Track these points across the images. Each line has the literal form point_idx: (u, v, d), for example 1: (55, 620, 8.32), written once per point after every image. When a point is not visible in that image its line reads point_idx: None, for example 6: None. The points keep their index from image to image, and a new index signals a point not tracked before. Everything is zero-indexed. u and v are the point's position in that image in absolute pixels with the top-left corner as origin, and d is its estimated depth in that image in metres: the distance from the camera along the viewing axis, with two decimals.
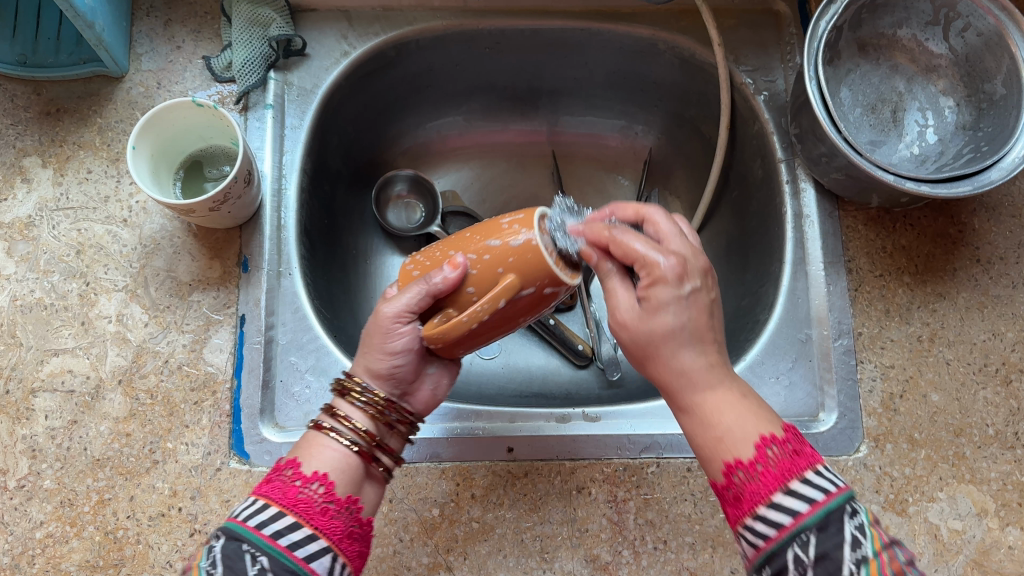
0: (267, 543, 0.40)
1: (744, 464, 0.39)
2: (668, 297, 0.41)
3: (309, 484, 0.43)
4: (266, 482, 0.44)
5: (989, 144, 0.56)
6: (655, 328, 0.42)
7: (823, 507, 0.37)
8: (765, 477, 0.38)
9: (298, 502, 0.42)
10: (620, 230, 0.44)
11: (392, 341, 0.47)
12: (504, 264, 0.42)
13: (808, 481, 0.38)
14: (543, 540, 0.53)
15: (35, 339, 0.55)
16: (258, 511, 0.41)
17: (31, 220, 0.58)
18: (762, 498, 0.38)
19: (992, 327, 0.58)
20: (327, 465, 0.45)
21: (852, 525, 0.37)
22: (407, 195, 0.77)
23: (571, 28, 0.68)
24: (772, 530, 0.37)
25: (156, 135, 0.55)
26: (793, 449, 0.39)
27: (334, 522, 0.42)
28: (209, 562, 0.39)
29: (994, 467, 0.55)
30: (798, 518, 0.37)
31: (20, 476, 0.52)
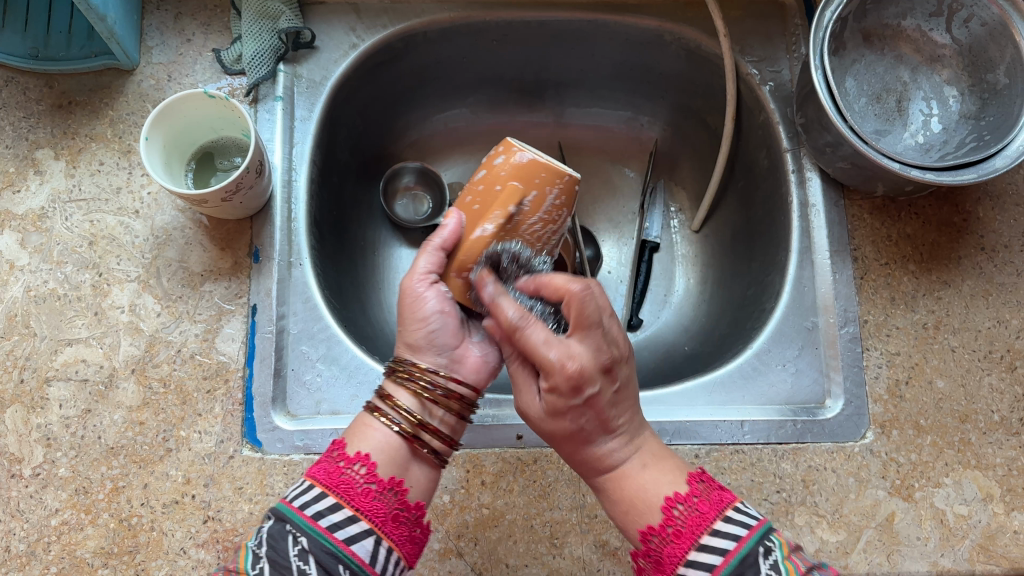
0: (308, 524, 0.41)
1: (657, 531, 0.44)
2: (572, 421, 0.46)
3: (352, 464, 0.45)
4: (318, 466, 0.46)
5: (992, 133, 0.56)
6: (557, 429, 0.47)
7: (737, 554, 0.41)
8: (676, 540, 0.43)
9: (341, 483, 0.44)
10: (523, 318, 0.46)
11: (422, 304, 0.50)
12: (502, 181, 0.49)
13: (730, 519, 0.43)
14: (553, 525, 0.54)
15: (49, 330, 0.56)
16: (304, 492, 0.43)
17: (43, 212, 0.59)
18: (680, 558, 0.42)
19: (997, 314, 0.58)
20: (369, 447, 0.46)
21: (767, 565, 0.40)
22: (416, 186, 0.77)
23: (577, 19, 0.68)
24: (705, 572, 0.41)
25: (168, 127, 0.56)
26: (698, 503, 0.44)
27: (377, 504, 0.44)
28: (256, 542, 0.41)
29: (999, 453, 0.55)
30: (717, 570, 0.40)
31: (35, 465, 0.52)
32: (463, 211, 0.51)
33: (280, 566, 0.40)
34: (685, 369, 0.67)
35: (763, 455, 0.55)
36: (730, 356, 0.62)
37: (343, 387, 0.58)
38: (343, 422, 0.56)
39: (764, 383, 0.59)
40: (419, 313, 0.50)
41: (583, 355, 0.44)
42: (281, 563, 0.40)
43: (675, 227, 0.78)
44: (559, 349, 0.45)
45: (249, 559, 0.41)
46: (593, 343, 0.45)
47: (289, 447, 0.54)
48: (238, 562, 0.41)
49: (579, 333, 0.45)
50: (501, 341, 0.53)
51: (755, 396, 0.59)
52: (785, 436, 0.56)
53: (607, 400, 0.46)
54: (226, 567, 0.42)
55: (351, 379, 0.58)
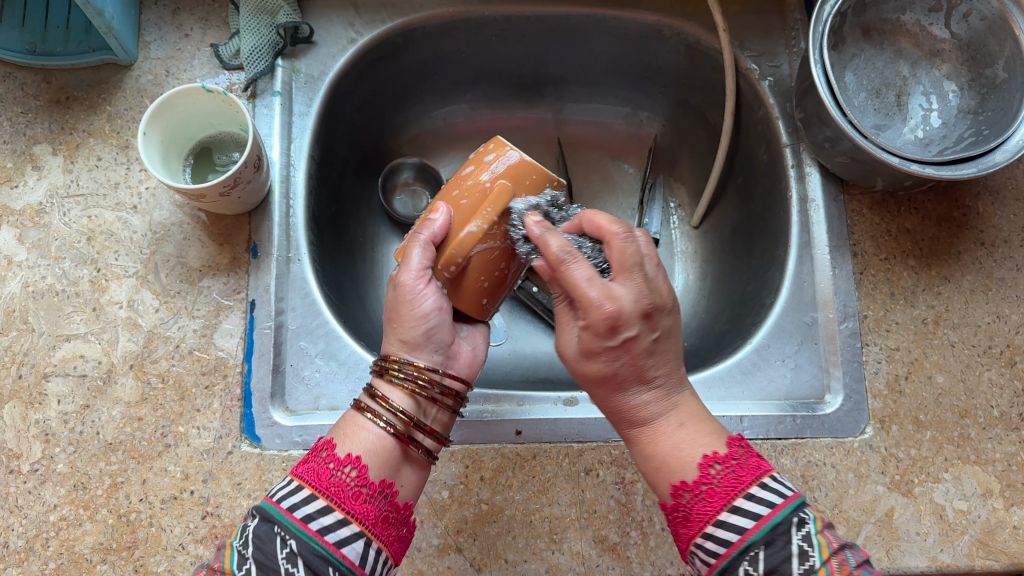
0: (298, 527, 0.41)
1: (689, 486, 0.43)
2: (602, 364, 0.46)
3: (342, 466, 0.44)
4: (305, 462, 0.45)
5: (991, 128, 0.56)
6: (590, 371, 0.47)
7: (769, 521, 0.40)
8: (708, 496, 0.42)
9: (331, 485, 0.43)
10: (571, 256, 0.45)
11: (420, 301, 0.49)
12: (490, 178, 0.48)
13: (765, 487, 0.42)
14: (552, 521, 0.54)
15: (47, 325, 0.56)
16: (291, 492, 0.43)
17: (41, 208, 0.58)
18: (710, 517, 0.42)
19: (997, 310, 0.58)
20: (363, 448, 0.45)
21: (799, 537, 0.40)
22: (413, 183, 0.78)
23: (576, 14, 0.68)
24: (734, 536, 0.40)
25: (166, 122, 0.55)
26: (736, 465, 0.43)
27: (367, 507, 0.43)
28: (242, 542, 0.41)
29: (999, 448, 0.55)
30: (745, 535, 0.40)
31: (33, 460, 0.52)
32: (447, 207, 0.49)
33: (269, 568, 0.40)
34: (684, 365, 0.67)
35: (762, 451, 0.55)
36: (729, 351, 0.62)
37: (342, 382, 0.58)
38: (341, 417, 0.56)
39: (764, 379, 0.59)
40: (418, 309, 0.49)
41: (626, 300, 0.44)
42: (270, 566, 0.40)
43: (675, 223, 0.78)
44: (602, 293, 0.44)
45: (235, 559, 0.41)
46: (635, 287, 0.44)
47: (288, 443, 0.54)
48: (223, 562, 0.41)
49: (624, 275, 0.45)
50: (483, 333, 0.55)
51: (755, 391, 0.59)
52: (784, 431, 0.56)
53: (643, 347, 0.45)
54: (212, 564, 0.42)
55: (350, 374, 0.58)
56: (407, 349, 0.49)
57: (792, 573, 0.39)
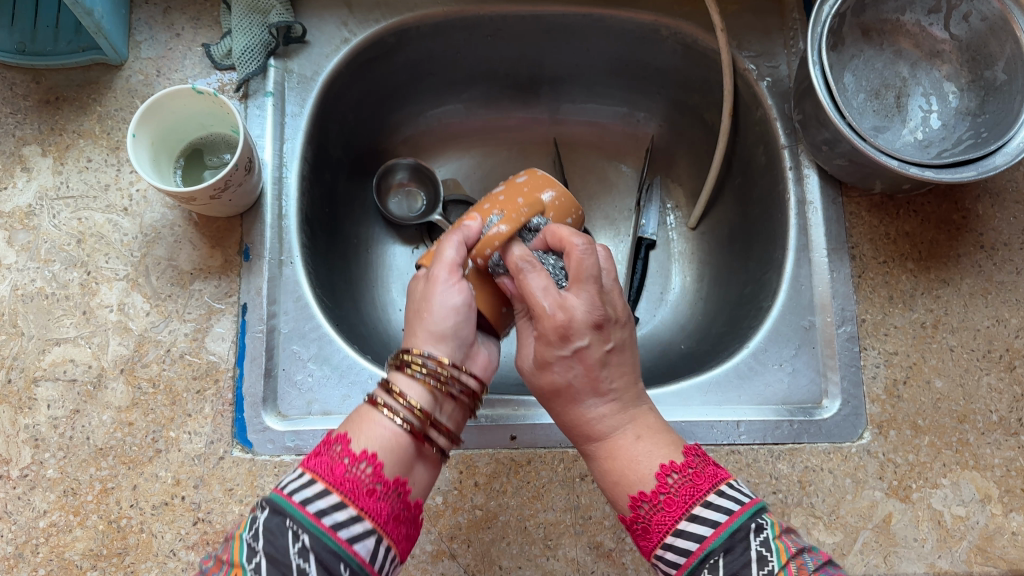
0: (311, 522, 0.40)
1: (648, 497, 0.42)
2: (551, 375, 0.46)
3: (356, 463, 0.43)
4: (313, 455, 0.44)
5: (991, 130, 0.56)
6: (544, 383, 0.47)
7: (727, 528, 0.39)
8: (667, 506, 0.41)
9: (345, 481, 0.42)
10: (529, 266, 0.46)
11: (451, 294, 0.48)
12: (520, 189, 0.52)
13: (723, 494, 0.41)
14: (547, 527, 0.53)
15: (36, 329, 0.55)
16: (304, 486, 0.42)
17: (31, 210, 0.58)
18: (668, 526, 0.41)
19: (996, 313, 0.58)
20: (376, 444, 0.44)
21: (756, 543, 0.39)
22: (409, 183, 0.77)
23: (572, 14, 0.67)
24: (694, 545, 0.39)
25: (156, 124, 0.55)
26: (694, 474, 0.42)
27: (379, 504, 0.42)
28: (252, 534, 0.40)
29: (998, 454, 0.54)
30: (704, 543, 0.39)
31: (23, 466, 0.52)
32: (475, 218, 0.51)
33: (279, 562, 0.39)
34: (680, 367, 0.67)
35: (759, 456, 0.54)
36: (725, 355, 0.62)
37: (334, 386, 0.57)
38: (334, 422, 0.55)
39: (761, 383, 0.58)
40: (449, 299, 0.48)
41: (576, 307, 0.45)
42: (280, 560, 0.39)
43: (670, 225, 0.77)
44: (557, 302, 0.45)
45: (244, 552, 0.40)
46: (589, 298, 0.46)
47: (280, 448, 0.53)
48: (233, 555, 0.40)
49: (578, 286, 0.46)
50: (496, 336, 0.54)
51: (752, 396, 0.58)
52: (781, 437, 0.55)
53: (596, 357, 0.45)
54: (222, 556, 0.41)
55: (342, 378, 0.57)
56: (429, 339, 0.48)
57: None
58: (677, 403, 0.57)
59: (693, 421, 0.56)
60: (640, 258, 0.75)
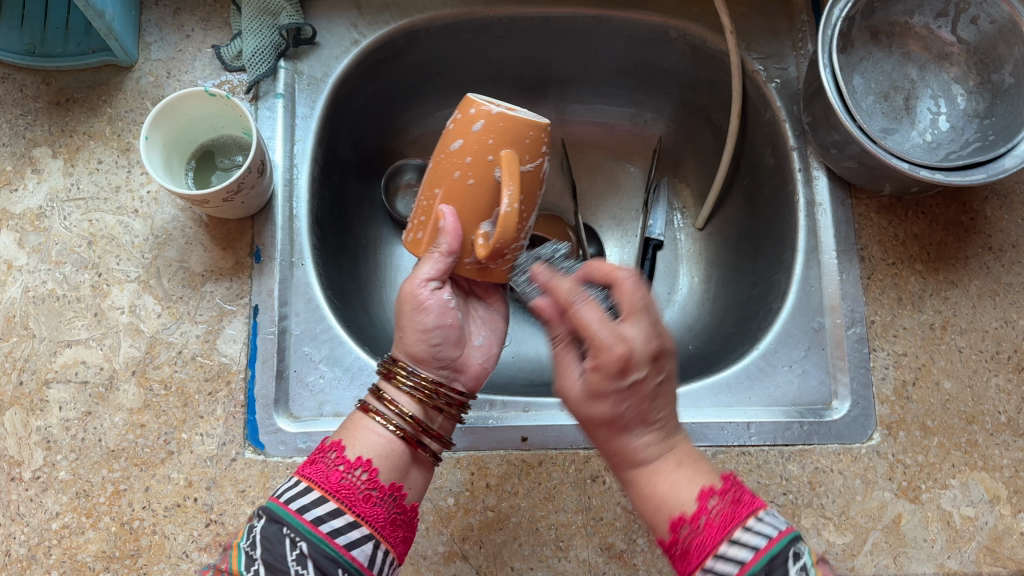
0: (308, 529, 0.40)
1: (688, 521, 0.41)
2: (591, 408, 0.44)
3: (352, 469, 0.44)
4: (307, 463, 0.45)
5: (998, 133, 0.56)
6: (595, 413, 0.44)
7: (767, 553, 0.38)
8: (709, 529, 0.40)
9: (341, 488, 0.43)
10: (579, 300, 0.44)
11: (430, 320, 0.49)
12: (492, 151, 0.45)
13: (761, 521, 0.40)
14: (558, 528, 0.53)
15: (48, 331, 0.55)
16: (300, 494, 0.42)
17: (41, 212, 0.58)
18: (709, 550, 0.39)
19: (1004, 314, 0.58)
20: (370, 449, 0.45)
21: (796, 570, 0.38)
22: (416, 184, 0.76)
23: (582, 15, 0.67)
24: (735, 568, 0.38)
25: (169, 126, 0.55)
26: (734, 499, 0.41)
27: (377, 509, 0.43)
28: (249, 544, 0.40)
29: (1006, 454, 0.55)
30: (744, 568, 0.38)
31: (35, 467, 0.52)
32: (454, 203, 0.47)
33: (279, 571, 0.39)
34: (689, 368, 0.67)
35: (770, 457, 0.55)
36: (735, 356, 0.62)
37: (346, 388, 0.57)
38: None
39: (770, 384, 0.59)
40: (421, 324, 0.49)
41: (635, 340, 0.42)
42: (280, 568, 0.39)
43: (679, 225, 0.78)
44: (614, 336, 0.42)
45: (242, 561, 0.40)
46: (645, 329, 0.43)
47: (292, 449, 0.54)
48: (231, 563, 0.40)
49: (633, 317, 0.44)
50: (495, 345, 0.55)
51: (762, 397, 0.58)
52: (791, 438, 0.55)
53: (649, 388, 0.43)
54: (219, 565, 0.41)
55: (354, 380, 0.57)
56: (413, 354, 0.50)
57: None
58: (687, 406, 0.58)
59: (703, 423, 0.56)
60: (647, 260, 0.74)
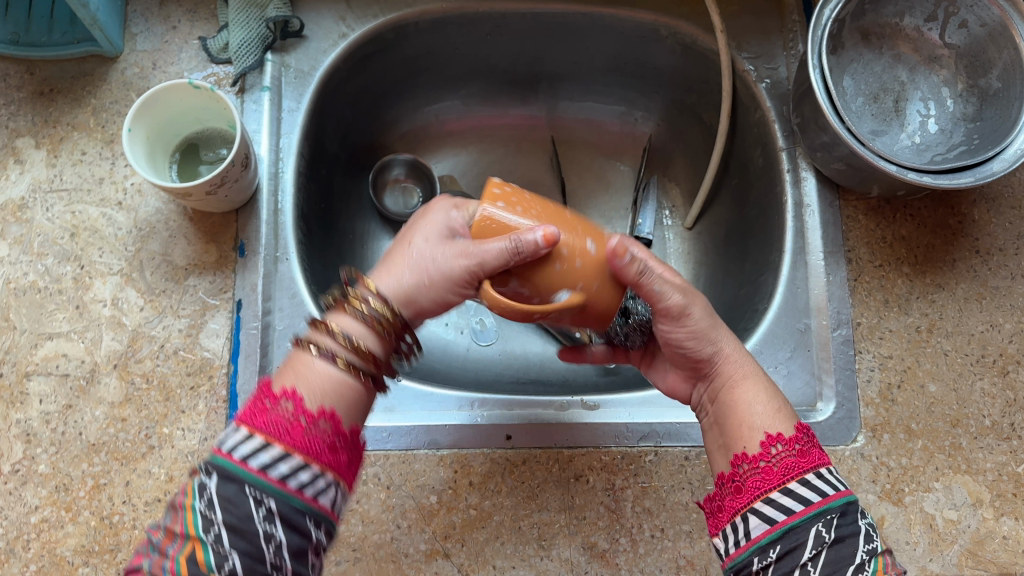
0: (274, 486, 0.36)
1: (783, 440, 0.42)
2: (691, 327, 0.46)
3: (314, 421, 0.38)
4: (257, 413, 0.38)
5: (984, 137, 0.56)
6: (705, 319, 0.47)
7: (843, 497, 0.39)
8: (809, 454, 0.42)
9: (307, 442, 0.38)
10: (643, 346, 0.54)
11: (443, 264, 0.42)
12: (588, 281, 0.42)
13: (831, 470, 0.41)
14: (541, 527, 0.53)
15: (29, 323, 0.55)
16: (260, 450, 0.37)
17: (24, 202, 0.57)
18: (792, 475, 0.41)
19: (991, 318, 0.58)
20: (322, 391, 0.40)
21: (863, 521, 0.39)
22: (405, 179, 0.77)
23: (571, 12, 0.67)
24: (800, 505, 0.39)
25: (153, 118, 0.54)
26: (810, 445, 0.42)
27: (339, 458, 0.39)
28: (206, 504, 0.36)
29: (990, 458, 0.55)
30: (824, 499, 0.39)
31: (14, 461, 0.51)
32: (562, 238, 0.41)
33: (246, 534, 0.35)
34: None
35: None
36: None
37: None
38: None
39: None
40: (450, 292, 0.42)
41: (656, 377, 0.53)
42: (247, 532, 0.35)
43: (667, 224, 0.77)
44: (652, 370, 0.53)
45: (200, 522, 0.36)
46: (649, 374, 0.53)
47: None
48: (188, 525, 0.36)
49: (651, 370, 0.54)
50: None
51: None
52: None
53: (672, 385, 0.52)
54: (172, 527, 0.37)
55: None
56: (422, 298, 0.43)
57: (856, 548, 0.38)
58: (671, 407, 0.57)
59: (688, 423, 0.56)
60: None
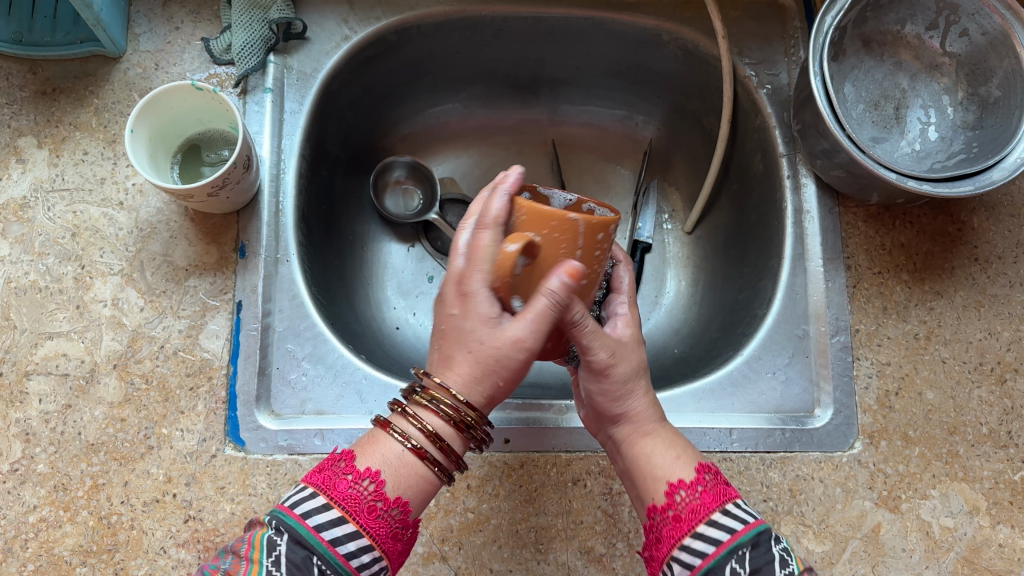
0: (339, 562, 0.39)
1: (686, 485, 0.43)
2: (615, 379, 0.46)
3: (389, 507, 0.41)
4: (336, 482, 0.41)
5: (984, 145, 0.56)
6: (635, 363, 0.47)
7: (754, 527, 0.41)
8: (721, 484, 0.44)
9: (375, 525, 0.41)
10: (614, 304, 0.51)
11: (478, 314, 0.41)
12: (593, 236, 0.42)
13: (738, 505, 0.43)
14: (538, 531, 0.53)
15: (29, 322, 0.55)
16: (334, 524, 0.40)
17: (25, 202, 0.57)
18: (702, 516, 0.42)
19: (989, 326, 0.58)
20: (400, 479, 0.42)
21: (777, 548, 0.41)
22: (405, 181, 0.76)
23: (574, 17, 0.67)
24: (712, 546, 0.40)
25: (155, 119, 0.55)
26: (719, 485, 0.44)
27: (397, 546, 0.42)
28: (273, 561, 0.38)
29: (987, 466, 0.55)
30: (735, 535, 0.41)
31: (13, 460, 0.52)
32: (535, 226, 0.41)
33: None
34: (674, 372, 0.67)
35: (751, 464, 0.55)
36: (720, 362, 0.62)
37: (328, 386, 0.57)
38: (327, 422, 0.55)
39: (754, 391, 0.59)
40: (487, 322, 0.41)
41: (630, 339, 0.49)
42: None
43: (667, 228, 0.77)
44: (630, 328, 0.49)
45: (261, 574, 0.37)
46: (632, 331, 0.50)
47: (273, 447, 0.53)
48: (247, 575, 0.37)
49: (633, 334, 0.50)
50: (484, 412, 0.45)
51: (746, 404, 0.58)
52: (773, 445, 0.55)
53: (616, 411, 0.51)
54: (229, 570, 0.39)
55: (337, 378, 0.57)
56: (473, 373, 0.41)
57: None
58: (670, 411, 0.57)
59: (686, 429, 0.56)
60: (634, 261, 0.75)
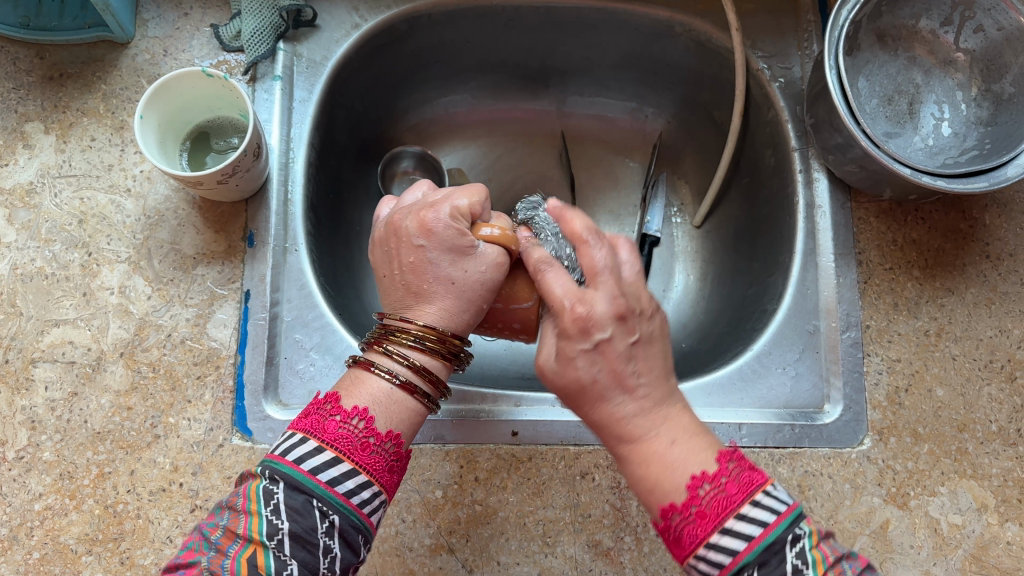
0: (340, 501, 0.39)
1: (678, 509, 0.38)
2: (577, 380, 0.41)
3: (382, 442, 0.41)
4: (326, 426, 0.41)
5: (997, 143, 0.56)
6: (568, 380, 0.41)
7: (761, 542, 0.36)
8: (731, 488, 0.38)
9: (370, 461, 0.41)
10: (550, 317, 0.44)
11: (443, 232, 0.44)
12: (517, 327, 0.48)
13: (743, 517, 0.37)
14: (546, 524, 0.53)
15: (35, 309, 0.54)
16: (329, 465, 0.40)
17: (32, 187, 0.57)
18: (699, 541, 0.37)
19: (999, 323, 0.58)
20: (392, 416, 0.42)
21: (793, 555, 0.36)
22: (413, 172, 0.76)
23: (586, 7, 0.67)
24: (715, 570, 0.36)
25: (164, 105, 0.54)
26: (724, 487, 0.38)
27: (393, 479, 0.42)
28: (273, 511, 0.38)
29: (996, 463, 0.55)
30: (737, 558, 0.36)
31: (19, 447, 0.51)
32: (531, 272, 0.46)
33: (309, 544, 0.38)
34: (684, 366, 0.67)
35: (760, 459, 0.54)
36: (729, 357, 0.61)
37: (337, 376, 0.56)
38: None
39: (764, 386, 0.58)
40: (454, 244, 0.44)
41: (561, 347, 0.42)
42: (309, 541, 0.38)
43: (676, 222, 0.77)
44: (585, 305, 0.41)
45: (263, 527, 0.38)
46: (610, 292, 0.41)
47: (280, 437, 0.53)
48: (250, 529, 0.38)
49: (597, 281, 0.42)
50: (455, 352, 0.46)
51: (755, 399, 0.58)
52: (782, 440, 0.55)
53: (620, 350, 0.41)
54: (230, 526, 0.39)
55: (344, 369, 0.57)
56: (445, 305, 0.44)
57: None
58: None
59: None
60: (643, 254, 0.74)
